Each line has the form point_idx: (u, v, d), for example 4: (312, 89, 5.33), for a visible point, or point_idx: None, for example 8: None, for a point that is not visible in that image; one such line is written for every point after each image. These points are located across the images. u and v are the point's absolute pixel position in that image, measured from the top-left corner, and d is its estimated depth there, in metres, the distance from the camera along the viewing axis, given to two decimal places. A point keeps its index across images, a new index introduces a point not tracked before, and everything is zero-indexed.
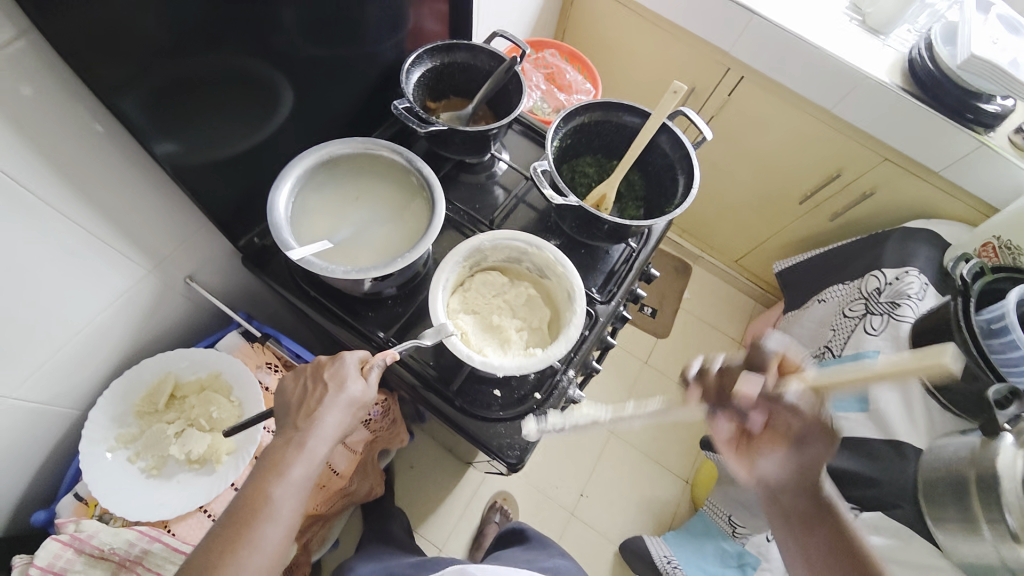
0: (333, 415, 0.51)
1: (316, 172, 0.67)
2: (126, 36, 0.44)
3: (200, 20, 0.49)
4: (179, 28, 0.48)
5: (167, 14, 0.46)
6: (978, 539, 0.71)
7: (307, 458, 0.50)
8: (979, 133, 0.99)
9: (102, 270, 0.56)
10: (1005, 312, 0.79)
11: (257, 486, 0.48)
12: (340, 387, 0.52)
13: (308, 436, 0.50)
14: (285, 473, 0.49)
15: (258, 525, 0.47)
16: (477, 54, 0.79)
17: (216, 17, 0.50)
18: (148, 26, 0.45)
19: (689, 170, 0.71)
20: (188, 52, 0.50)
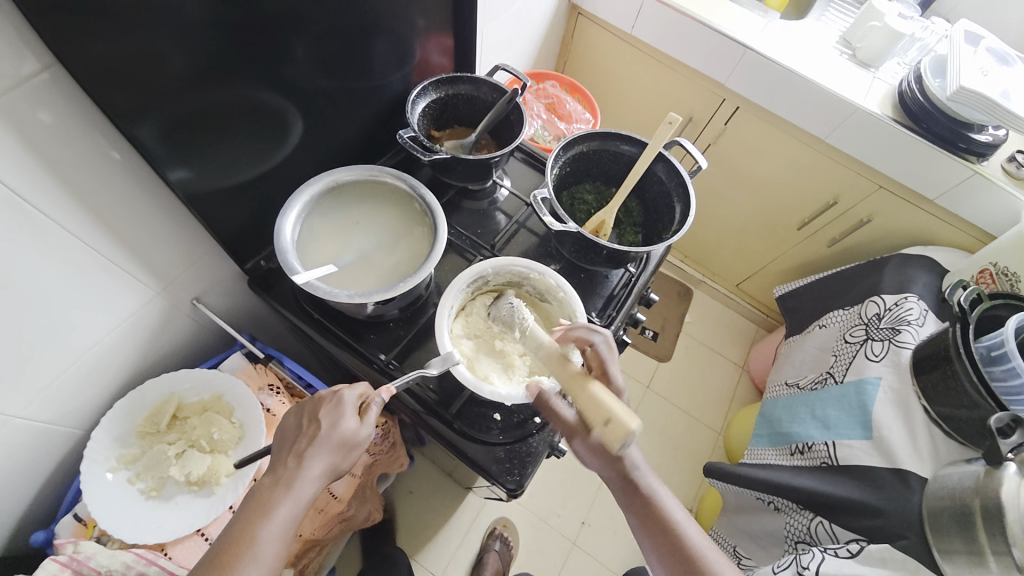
0: (324, 454, 0.49)
1: (323, 198, 0.69)
2: (143, 70, 0.47)
3: (214, 54, 0.52)
4: (194, 62, 0.50)
5: (183, 48, 0.49)
6: (985, 571, 0.68)
7: (295, 498, 0.47)
8: (971, 162, 1.01)
9: (111, 291, 0.57)
10: (1005, 339, 0.79)
11: (242, 527, 0.45)
12: (334, 424, 0.51)
13: (298, 474, 0.48)
14: (272, 513, 0.46)
15: (238, 569, 0.44)
16: (479, 86, 0.82)
17: (228, 51, 0.53)
18: (166, 61, 0.48)
19: (685, 198, 0.73)
20: (202, 86, 0.52)
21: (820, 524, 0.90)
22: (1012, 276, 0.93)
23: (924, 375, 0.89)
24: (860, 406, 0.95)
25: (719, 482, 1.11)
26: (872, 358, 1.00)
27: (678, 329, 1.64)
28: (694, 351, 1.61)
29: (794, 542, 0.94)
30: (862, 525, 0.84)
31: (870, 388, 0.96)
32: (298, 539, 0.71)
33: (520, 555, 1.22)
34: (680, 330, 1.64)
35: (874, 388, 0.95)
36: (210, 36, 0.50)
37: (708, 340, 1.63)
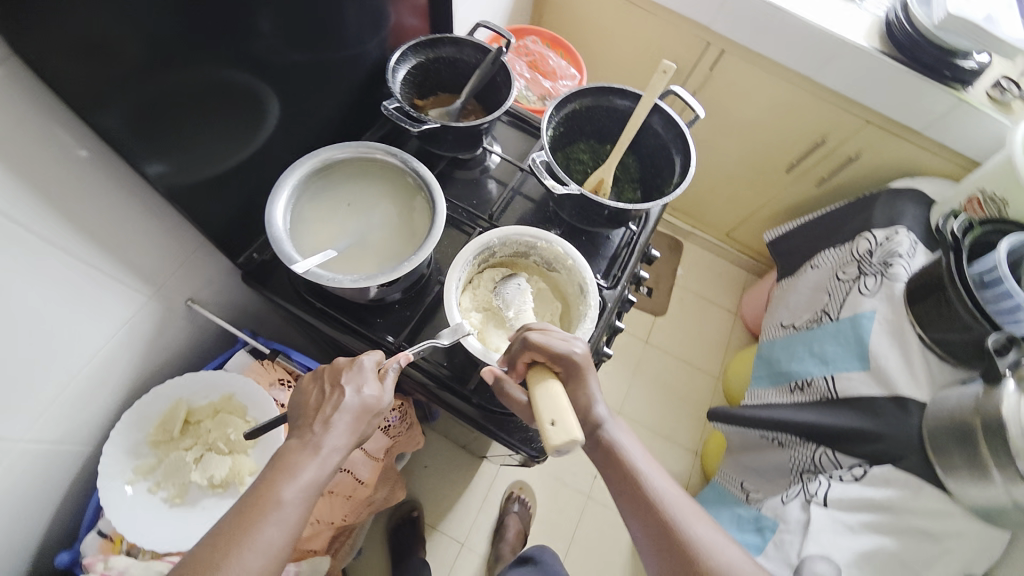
0: (348, 420, 0.49)
1: (312, 180, 0.65)
2: (103, 55, 0.42)
3: (178, 31, 0.47)
4: (157, 41, 0.46)
5: (145, 27, 0.44)
6: (989, 484, 0.73)
7: (320, 462, 0.47)
8: (957, 89, 1.01)
9: (101, 300, 0.54)
10: (997, 263, 0.82)
11: (266, 488, 0.45)
12: (354, 390, 0.51)
13: (323, 439, 0.48)
14: (295, 474, 0.46)
15: (262, 527, 0.44)
16: (462, 47, 0.77)
17: (192, 28, 0.48)
18: (125, 43, 0.43)
19: (685, 150, 0.71)
20: (167, 68, 0.48)
21: (824, 454, 0.92)
22: (999, 200, 0.94)
23: (917, 304, 0.92)
24: (855, 338, 0.98)
25: (723, 425, 1.15)
26: (865, 293, 1.02)
27: (672, 282, 1.65)
28: (689, 302, 1.63)
29: (799, 472, 0.96)
30: (865, 451, 0.87)
31: (865, 321, 0.98)
32: (330, 527, 0.74)
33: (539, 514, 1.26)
34: (674, 283, 1.66)
35: (868, 321, 0.98)
36: (172, 11, 0.46)
37: (701, 290, 1.66)
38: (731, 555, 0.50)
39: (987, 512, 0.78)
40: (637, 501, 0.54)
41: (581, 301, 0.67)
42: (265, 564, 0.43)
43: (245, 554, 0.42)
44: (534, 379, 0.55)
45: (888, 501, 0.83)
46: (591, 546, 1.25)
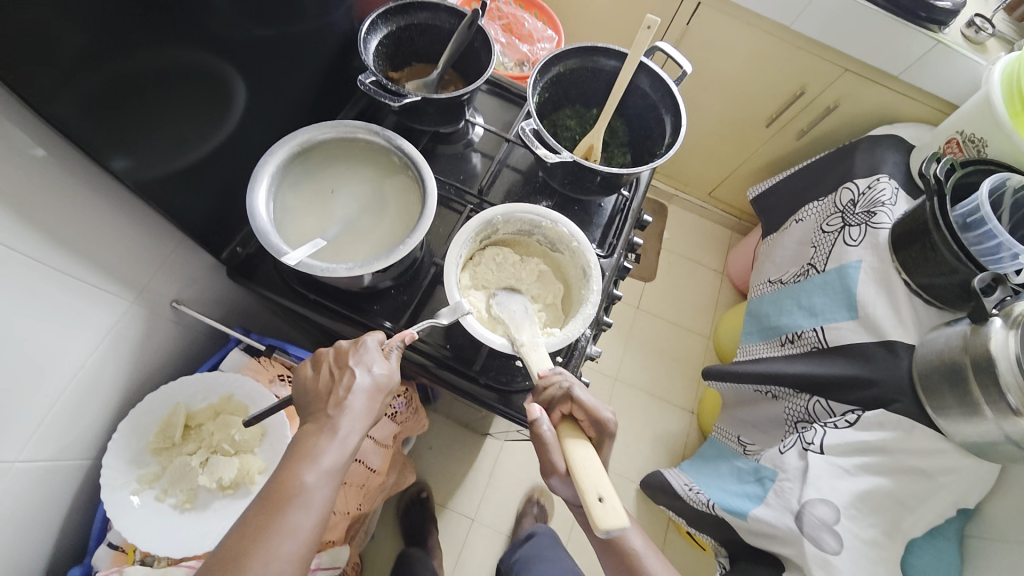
0: (361, 400, 0.49)
1: (291, 166, 0.62)
2: (46, 38, 0.38)
3: (127, 8, 0.43)
4: (108, 21, 0.42)
5: (92, 6, 0.40)
6: (982, 420, 0.76)
7: (339, 445, 0.47)
8: (934, 31, 1.01)
9: (83, 309, 0.51)
10: (978, 205, 0.84)
11: (288, 474, 0.45)
12: (365, 371, 0.51)
13: (340, 421, 0.48)
14: (316, 458, 0.46)
15: (290, 513, 0.44)
16: (437, 13, 0.73)
17: (140, 5, 0.44)
18: (66, 28, 0.39)
19: (674, 108, 0.69)
20: (120, 53, 0.44)
21: (817, 402, 0.96)
22: (978, 141, 0.96)
23: (902, 250, 0.93)
24: (843, 289, 1.01)
25: (720, 383, 1.19)
26: (851, 243, 1.04)
27: (659, 246, 1.66)
28: (677, 265, 1.64)
29: (794, 423, 1.00)
30: (855, 397, 0.90)
31: (852, 271, 1.00)
32: (347, 517, 0.71)
33: None
34: (661, 247, 1.66)
35: (855, 271, 1.00)
36: None
37: (687, 252, 1.67)
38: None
39: (979, 448, 0.79)
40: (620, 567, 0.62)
41: (585, 287, 0.66)
42: (299, 547, 0.43)
43: (275, 541, 0.43)
44: (574, 439, 0.55)
45: (882, 443, 0.86)
46: None
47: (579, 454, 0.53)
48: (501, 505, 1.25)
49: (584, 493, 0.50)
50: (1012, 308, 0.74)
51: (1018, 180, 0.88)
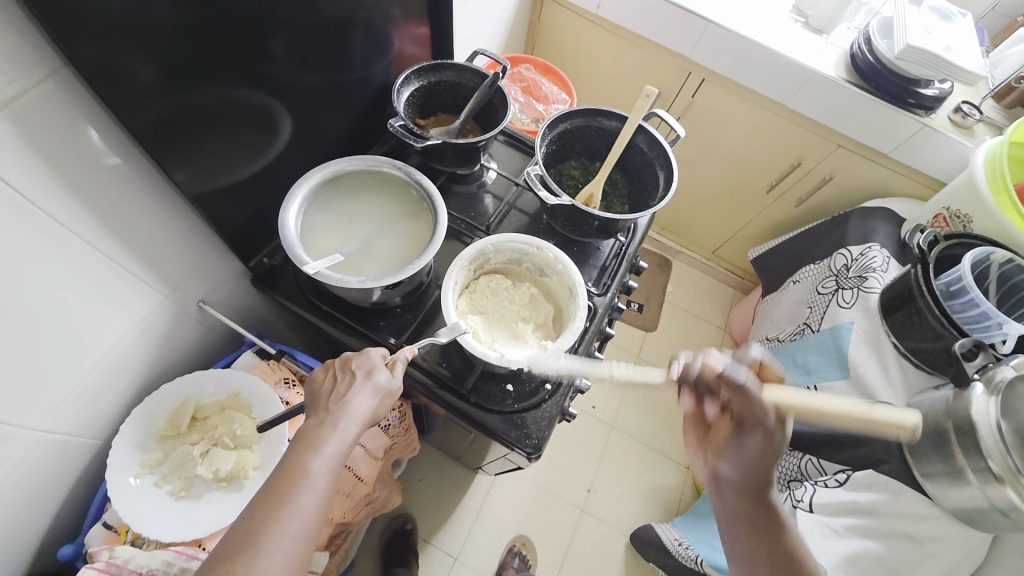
0: (361, 399, 0.53)
1: (321, 190, 0.70)
2: (134, 70, 0.46)
3: (196, 50, 0.52)
4: (180, 60, 0.50)
5: (169, 47, 0.49)
6: (967, 485, 0.75)
7: (340, 436, 0.50)
8: (920, 115, 1.09)
9: (123, 297, 0.58)
10: (961, 274, 0.88)
11: (293, 460, 0.48)
12: (367, 375, 0.55)
13: (340, 416, 0.51)
14: (319, 448, 0.49)
15: (294, 496, 0.46)
16: (462, 72, 0.84)
17: (204, 50, 0.53)
18: (139, 67, 0.47)
19: (667, 165, 0.77)
20: (186, 86, 0.52)
21: (810, 461, 0.98)
22: (963, 217, 1.01)
23: (892, 315, 0.96)
24: (835, 349, 1.03)
25: None
26: (844, 306, 1.07)
27: (662, 299, 1.70)
28: (679, 319, 1.67)
29: (787, 480, 1.02)
30: (847, 456, 0.92)
31: (844, 332, 1.03)
32: (330, 525, 0.73)
33: (532, 528, 1.27)
34: (663, 300, 1.70)
35: (847, 332, 1.02)
36: (192, 32, 0.50)
37: (690, 306, 1.71)
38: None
39: (967, 515, 0.78)
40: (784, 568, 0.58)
41: (572, 303, 0.71)
42: (302, 529, 0.45)
43: (282, 521, 0.44)
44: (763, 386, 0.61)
45: (872, 505, 0.85)
46: (586, 561, 1.24)
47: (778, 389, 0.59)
48: (486, 547, 1.23)
49: (845, 408, 0.52)
50: (993, 373, 0.76)
51: (1001, 255, 0.92)
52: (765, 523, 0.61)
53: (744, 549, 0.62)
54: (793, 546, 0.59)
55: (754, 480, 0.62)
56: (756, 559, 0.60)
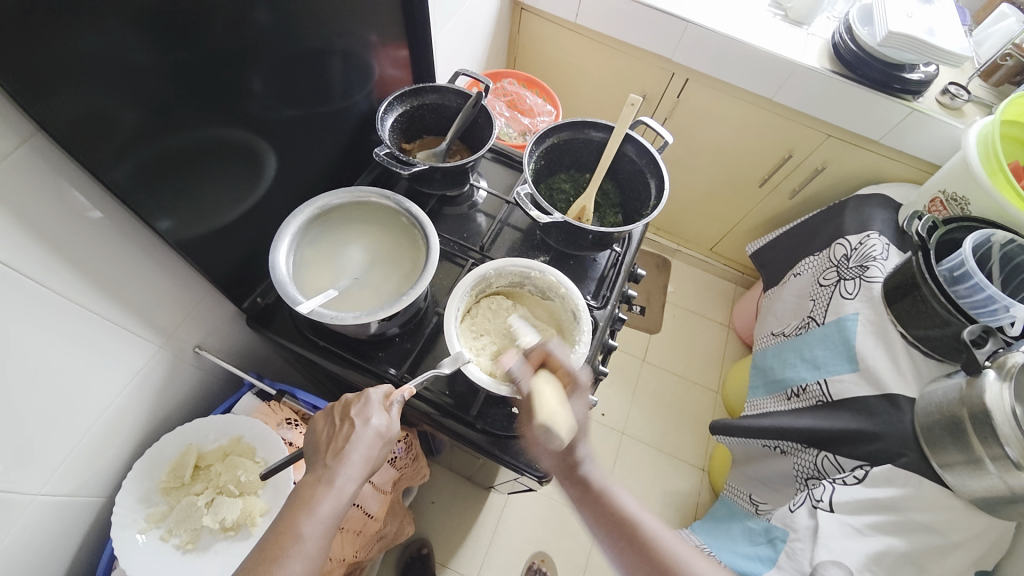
0: (360, 450, 0.52)
1: (311, 226, 0.69)
2: (111, 117, 0.45)
3: (172, 93, 0.51)
4: (156, 103, 0.49)
5: (146, 93, 0.48)
6: (985, 473, 0.74)
7: (335, 496, 0.49)
8: (908, 100, 1.09)
9: (114, 353, 0.57)
10: (963, 259, 0.87)
11: (288, 524, 0.47)
12: (364, 423, 0.53)
13: (338, 471, 0.50)
14: (312, 508, 0.48)
15: (284, 561, 0.45)
16: (444, 94, 0.84)
17: (179, 92, 0.51)
18: (115, 113, 0.46)
19: (657, 173, 0.76)
20: (162, 133, 0.51)
21: (825, 457, 0.93)
22: (961, 199, 1.01)
23: (897, 306, 0.95)
24: (843, 342, 1.01)
25: (727, 438, 1.17)
26: (847, 297, 1.06)
27: (663, 300, 1.69)
28: (682, 319, 1.66)
29: (804, 479, 0.97)
30: (864, 451, 0.88)
31: (850, 324, 1.02)
32: (342, 564, 0.72)
33: (549, 544, 1.25)
34: (665, 301, 1.69)
35: (853, 324, 1.01)
36: (165, 74, 0.49)
37: (692, 304, 1.70)
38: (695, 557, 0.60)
39: (991, 505, 0.76)
40: (638, 552, 0.60)
41: (575, 328, 0.70)
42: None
43: None
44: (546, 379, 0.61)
45: (892, 500, 0.82)
46: (606, 574, 1.22)
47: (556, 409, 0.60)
48: (503, 569, 1.20)
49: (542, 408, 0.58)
50: (1004, 359, 0.75)
51: (1002, 236, 0.91)
52: (607, 519, 0.62)
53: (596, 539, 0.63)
54: (635, 526, 0.61)
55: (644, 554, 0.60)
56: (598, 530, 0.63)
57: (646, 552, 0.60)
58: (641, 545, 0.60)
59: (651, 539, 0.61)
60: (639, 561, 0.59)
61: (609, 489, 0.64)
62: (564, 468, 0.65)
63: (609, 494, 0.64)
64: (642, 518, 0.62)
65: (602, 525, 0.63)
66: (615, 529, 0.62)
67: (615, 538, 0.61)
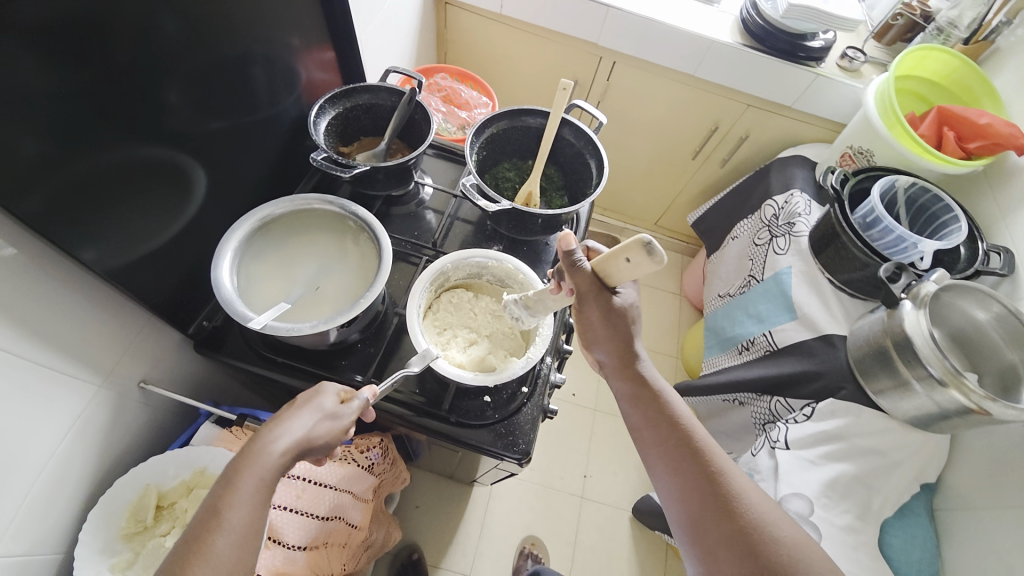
0: (293, 424, 0.52)
1: (253, 239, 0.67)
2: (13, 145, 0.42)
3: (79, 113, 0.47)
4: (63, 126, 0.46)
5: (50, 115, 0.44)
6: (913, 394, 0.82)
7: (259, 464, 0.49)
8: (812, 66, 1.18)
9: (50, 399, 0.53)
10: (873, 206, 0.97)
11: (211, 505, 0.47)
12: (309, 405, 0.54)
13: (264, 439, 0.50)
14: (238, 489, 0.48)
15: (207, 533, 0.45)
16: (377, 93, 0.83)
17: (89, 111, 0.48)
18: (16, 140, 0.42)
19: (596, 153, 0.79)
20: (73, 156, 0.47)
21: (778, 402, 1.01)
22: (866, 152, 1.12)
23: (823, 254, 1.04)
24: (781, 294, 1.09)
25: (690, 398, 1.24)
26: (780, 253, 1.14)
27: None
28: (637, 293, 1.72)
29: (762, 424, 1.04)
30: (809, 390, 0.96)
31: (785, 278, 1.10)
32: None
33: (537, 527, 1.27)
34: None
35: (788, 277, 1.09)
36: (70, 94, 0.46)
37: (644, 278, 1.77)
38: (754, 491, 0.59)
39: (921, 421, 0.84)
40: (681, 457, 0.61)
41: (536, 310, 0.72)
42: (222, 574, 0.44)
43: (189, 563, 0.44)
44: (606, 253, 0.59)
45: (839, 430, 0.89)
46: (595, 545, 1.26)
47: (619, 275, 0.54)
48: (495, 559, 1.21)
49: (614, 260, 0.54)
50: (917, 290, 0.83)
51: (905, 181, 1.02)
52: (657, 416, 0.63)
53: (641, 443, 0.65)
54: (685, 429, 0.62)
55: (694, 471, 0.59)
56: (648, 437, 0.63)
57: (699, 467, 0.59)
58: (696, 459, 0.60)
59: (715, 470, 0.59)
60: (688, 472, 0.59)
61: (663, 391, 0.65)
62: (619, 363, 0.64)
63: (671, 409, 0.63)
64: (693, 425, 0.63)
65: (649, 419, 0.63)
66: (665, 441, 0.62)
67: (662, 433, 0.62)
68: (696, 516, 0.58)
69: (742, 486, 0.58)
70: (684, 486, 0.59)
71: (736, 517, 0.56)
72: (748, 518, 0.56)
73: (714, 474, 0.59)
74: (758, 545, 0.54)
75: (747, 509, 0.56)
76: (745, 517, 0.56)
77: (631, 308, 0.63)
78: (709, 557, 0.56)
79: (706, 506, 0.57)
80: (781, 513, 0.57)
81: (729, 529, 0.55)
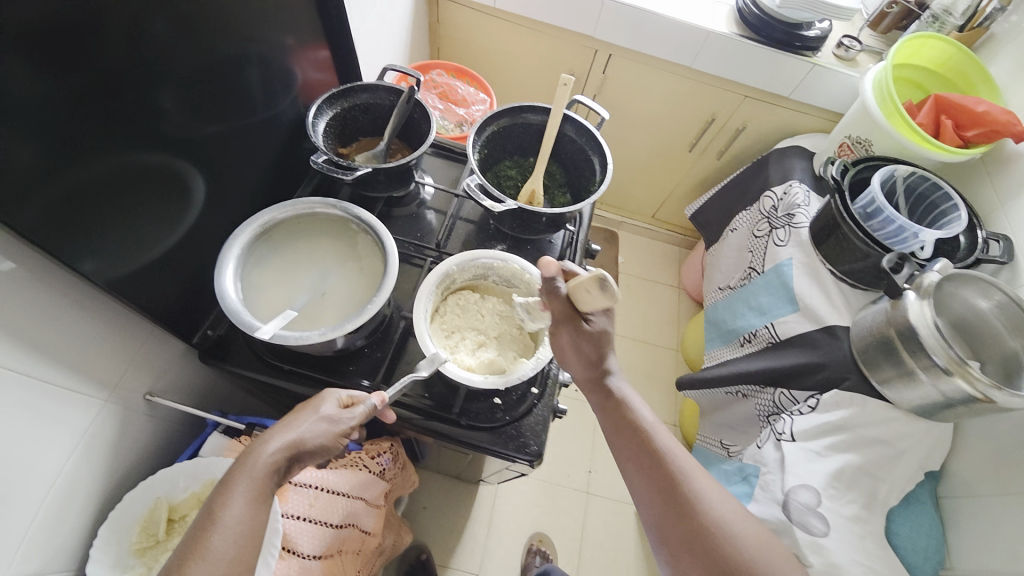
0: (292, 426, 0.54)
1: (256, 245, 0.66)
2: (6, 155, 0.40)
3: (73, 120, 0.45)
4: (57, 133, 0.44)
5: (42, 122, 0.43)
6: (918, 384, 0.83)
7: (256, 463, 0.51)
8: (809, 56, 1.18)
9: (55, 415, 0.51)
10: (873, 197, 0.97)
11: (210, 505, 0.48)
12: (310, 408, 0.55)
13: (263, 440, 0.52)
14: (234, 489, 0.49)
15: (206, 530, 0.47)
16: (375, 92, 0.81)
17: (83, 117, 0.46)
18: (9, 150, 0.40)
19: (599, 150, 0.78)
20: (67, 164, 0.46)
21: (782, 394, 1.01)
22: (865, 142, 1.12)
23: (824, 246, 1.04)
24: (783, 286, 1.09)
25: (693, 391, 1.24)
26: (780, 245, 1.14)
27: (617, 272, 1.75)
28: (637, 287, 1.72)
29: (766, 417, 1.04)
30: (813, 382, 0.96)
31: (786, 269, 1.10)
32: None
33: (544, 523, 1.27)
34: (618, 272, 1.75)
35: (789, 269, 1.09)
36: (62, 100, 0.44)
37: (643, 272, 1.77)
38: (715, 491, 0.59)
39: (925, 409, 0.85)
40: (647, 461, 0.60)
41: None
42: (218, 572, 0.45)
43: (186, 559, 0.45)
44: None
45: (844, 421, 0.89)
46: (602, 539, 1.27)
47: (588, 303, 0.57)
48: (503, 557, 1.21)
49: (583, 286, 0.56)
50: (920, 280, 0.84)
51: (905, 170, 1.02)
52: (623, 422, 0.62)
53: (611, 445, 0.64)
54: (649, 436, 0.61)
55: (657, 475, 0.59)
56: (617, 441, 0.63)
57: (662, 470, 0.59)
58: (660, 463, 0.60)
59: (676, 472, 0.59)
60: (653, 476, 0.59)
61: (630, 400, 0.64)
62: (589, 373, 0.64)
63: (636, 415, 0.63)
64: (656, 429, 0.62)
65: (618, 429, 0.63)
66: (630, 446, 0.62)
67: (629, 439, 0.62)
68: (660, 519, 0.58)
69: (703, 488, 0.59)
70: (649, 490, 0.59)
71: (696, 519, 0.57)
72: (706, 519, 0.57)
73: (676, 478, 0.59)
74: (717, 548, 0.55)
75: (706, 511, 0.57)
76: (704, 520, 0.57)
77: (604, 335, 0.62)
78: (673, 559, 0.57)
79: (667, 510, 0.58)
80: (738, 512, 0.58)
81: (689, 532, 0.56)
